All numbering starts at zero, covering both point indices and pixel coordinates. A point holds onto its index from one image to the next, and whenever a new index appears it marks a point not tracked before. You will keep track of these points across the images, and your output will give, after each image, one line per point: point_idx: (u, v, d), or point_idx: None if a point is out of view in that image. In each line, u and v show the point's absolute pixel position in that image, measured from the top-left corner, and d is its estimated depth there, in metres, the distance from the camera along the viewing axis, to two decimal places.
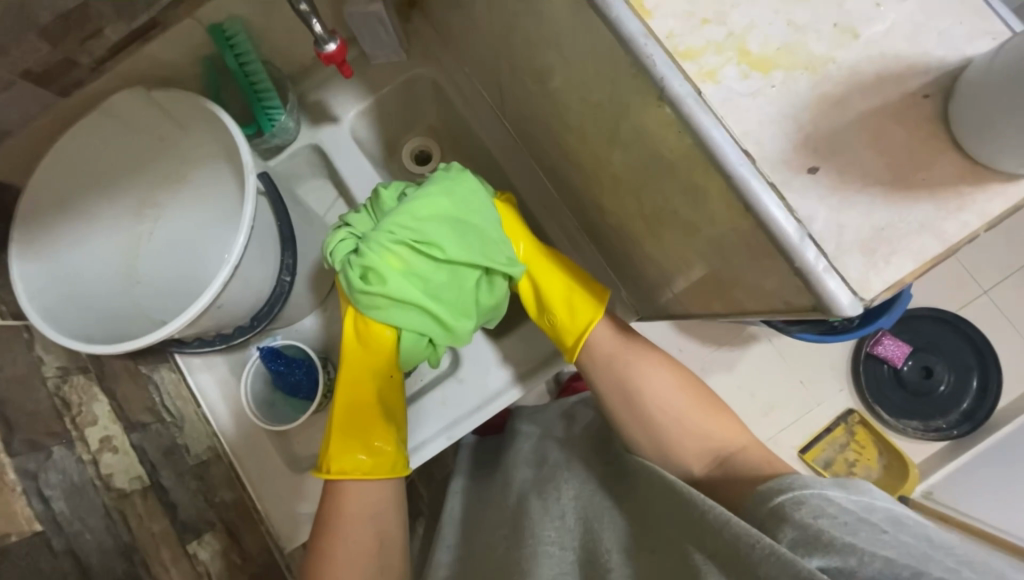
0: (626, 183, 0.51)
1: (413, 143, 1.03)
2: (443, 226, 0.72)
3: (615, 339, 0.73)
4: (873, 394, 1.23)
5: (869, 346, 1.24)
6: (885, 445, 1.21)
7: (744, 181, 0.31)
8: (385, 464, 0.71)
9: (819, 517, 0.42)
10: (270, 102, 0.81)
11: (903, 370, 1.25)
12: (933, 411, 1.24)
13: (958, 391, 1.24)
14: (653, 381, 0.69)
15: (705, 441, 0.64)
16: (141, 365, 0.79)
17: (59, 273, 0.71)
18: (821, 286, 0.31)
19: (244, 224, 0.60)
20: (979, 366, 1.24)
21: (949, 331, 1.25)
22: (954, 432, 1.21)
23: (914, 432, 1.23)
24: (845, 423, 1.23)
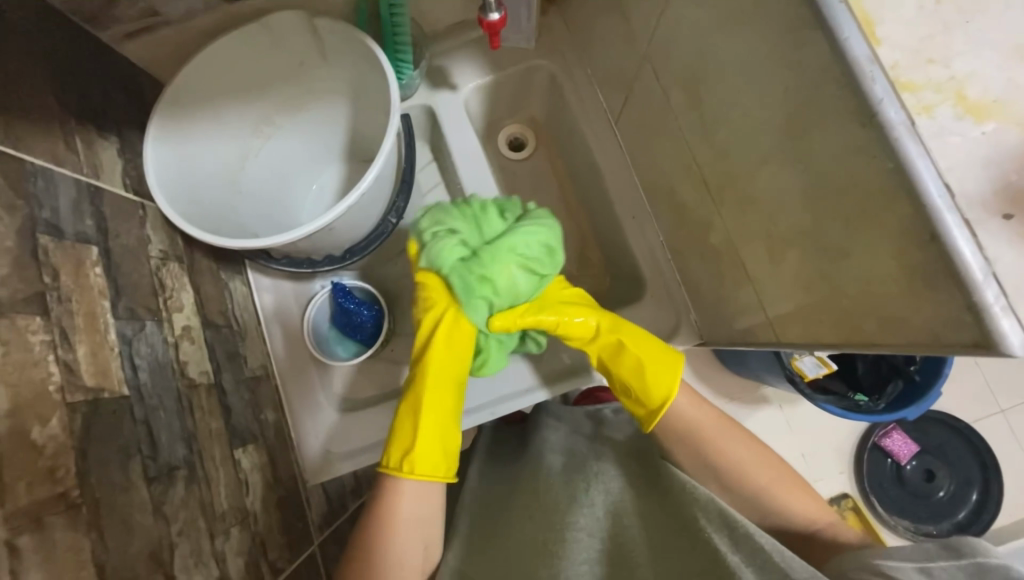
0: (761, 202, 0.54)
1: (511, 129, 1.07)
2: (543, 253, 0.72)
3: (705, 409, 0.68)
4: (870, 483, 1.24)
5: (878, 436, 1.24)
6: (871, 535, 1.20)
7: (939, 212, 0.34)
8: (440, 462, 0.65)
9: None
10: (405, 56, 0.85)
11: (906, 469, 1.25)
12: (926, 513, 1.24)
13: (956, 500, 1.24)
14: (741, 455, 0.66)
15: (790, 521, 0.63)
16: (222, 271, 0.82)
17: (181, 167, 0.74)
18: (996, 324, 0.33)
19: (380, 158, 0.63)
20: (980, 481, 1.24)
21: (957, 439, 1.26)
22: (942, 539, 1.20)
23: (904, 531, 1.22)
24: (837, 506, 1.22)
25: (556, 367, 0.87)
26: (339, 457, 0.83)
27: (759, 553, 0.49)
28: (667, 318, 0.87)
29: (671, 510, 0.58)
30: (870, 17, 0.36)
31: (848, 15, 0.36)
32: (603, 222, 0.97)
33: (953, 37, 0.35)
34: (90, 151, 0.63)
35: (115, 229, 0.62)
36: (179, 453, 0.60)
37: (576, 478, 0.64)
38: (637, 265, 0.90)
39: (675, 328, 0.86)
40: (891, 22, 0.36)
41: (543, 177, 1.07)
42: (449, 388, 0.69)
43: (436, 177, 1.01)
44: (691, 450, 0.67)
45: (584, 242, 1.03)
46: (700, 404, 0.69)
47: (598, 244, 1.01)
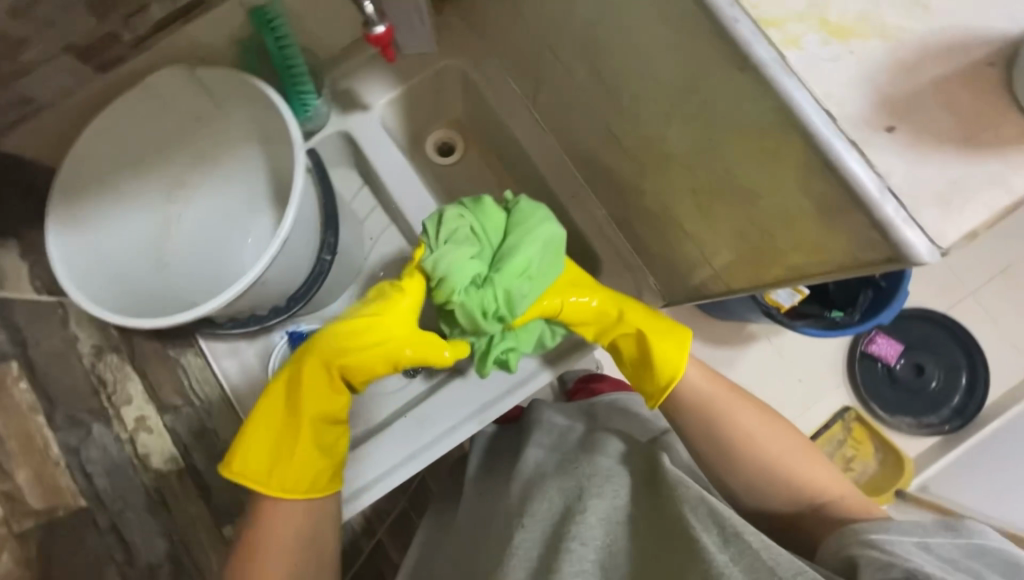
0: (677, 160, 0.54)
1: (437, 135, 1.05)
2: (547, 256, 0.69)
3: (714, 384, 0.69)
4: (867, 390, 1.28)
5: (863, 345, 1.28)
6: (880, 440, 1.26)
7: (827, 139, 0.34)
8: (310, 479, 0.62)
9: (914, 555, 0.46)
10: (305, 88, 0.80)
11: (896, 369, 1.29)
12: (926, 406, 1.29)
13: (948, 387, 1.28)
14: (755, 427, 0.66)
15: (804, 492, 0.63)
16: (169, 347, 0.72)
17: (89, 251, 0.70)
18: (901, 237, 0.33)
19: (294, 201, 0.61)
20: (967, 365, 1.28)
21: (936, 331, 1.30)
22: (946, 427, 1.26)
23: (908, 428, 1.27)
24: (843, 420, 1.26)
25: (537, 359, 0.85)
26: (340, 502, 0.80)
27: (749, 555, 0.47)
28: (629, 288, 0.87)
29: (656, 512, 0.55)
30: None
31: None
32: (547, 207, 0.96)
33: None
34: None
35: None
36: None
37: (569, 486, 0.60)
38: (587, 243, 0.90)
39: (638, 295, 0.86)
40: None
41: (481, 176, 1.05)
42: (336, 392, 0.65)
43: (372, 201, 0.99)
44: (702, 420, 0.67)
45: None
46: (711, 380, 0.69)
47: None
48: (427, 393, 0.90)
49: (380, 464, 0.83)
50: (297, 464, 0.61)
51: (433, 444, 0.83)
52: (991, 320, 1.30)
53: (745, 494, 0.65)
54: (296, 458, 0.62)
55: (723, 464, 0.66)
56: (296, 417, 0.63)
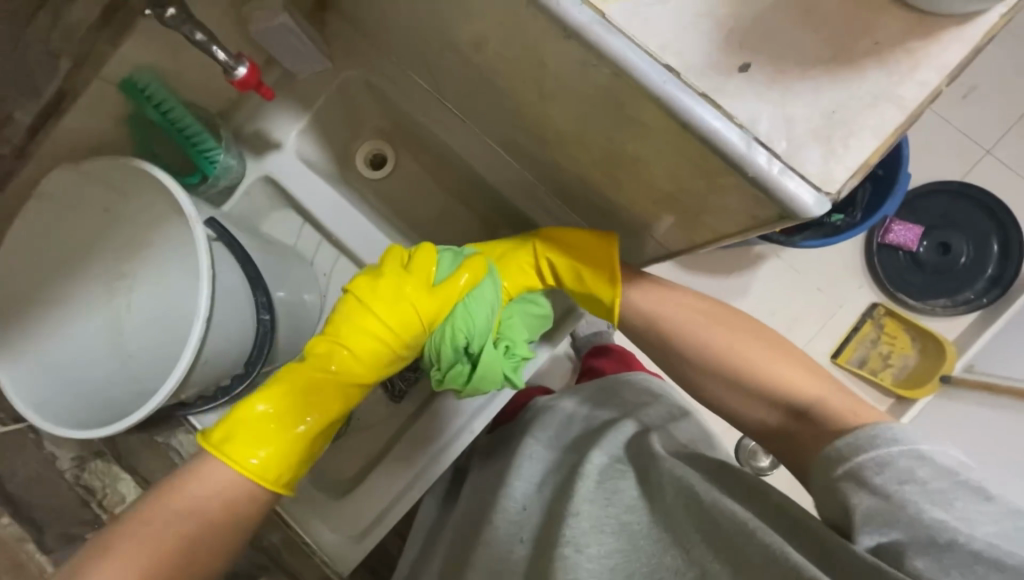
0: (568, 135, 0.49)
1: (366, 149, 1.01)
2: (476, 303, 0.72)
3: (675, 305, 0.67)
4: (893, 283, 1.19)
5: (880, 236, 1.19)
6: (917, 330, 1.18)
7: (671, 98, 0.29)
8: (280, 468, 0.60)
9: (906, 483, 0.39)
10: (207, 143, 0.79)
11: (920, 253, 1.19)
12: (960, 282, 1.19)
13: (980, 260, 1.18)
14: (721, 339, 0.63)
15: (781, 398, 0.56)
16: (157, 435, 0.76)
17: (48, 366, 0.71)
18: (781, 190, 0.28)
19: (203, 273, 0.59)
20: (997, 230, 1.18)
21: (957, 202, 1.19)
22: (984, 300, 1.16)
23: (944, 309, 1.18)
24: (872, 318, 1.19)
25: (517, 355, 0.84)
26: (361, 535, 0.82)
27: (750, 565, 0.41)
28: None
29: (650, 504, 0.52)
30: None
31: None
32: (491, 196, 0.92)
33: None
34: None
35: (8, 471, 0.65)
36: None
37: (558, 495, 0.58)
38: (537, 224, 0.86)
39: None
40: None
41: (420, 178, 1.02)
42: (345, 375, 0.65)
43: (317, 235, 0.96)
44: (666, 337, 0.66)
45: (489, 223, 0.98)
46: (670, 296, 0.68)
47: (500, 218, 0.96)
48: (415, 416, 0.91)
49: (388, 492, 0.84)
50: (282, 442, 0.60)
51: (439, 456, 0.84)
52: (1008, 181, 1.19)
53: (719, 404, 0.62)
54: (273, 427, 0.60)
55: (688, 369, 0.64)
56: (310, 382, 0.63)
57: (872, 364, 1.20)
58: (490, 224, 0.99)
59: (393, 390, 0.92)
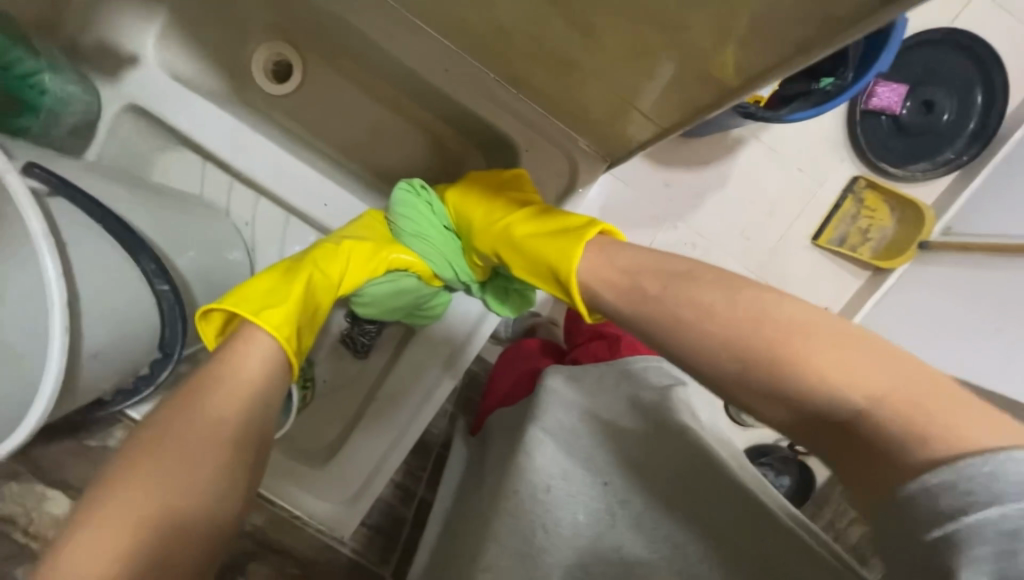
0: None
1: (263, 56, 0.79)
2: (431, 225, 0.70)
3: (666, 275, 0.46)
4: (875, 151, 1.07)
5: (862, 101, 1.05)
6: (897, 200, 1.08)
7: None
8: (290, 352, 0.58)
9: None
10: (23, 63, 0.59)
11: (903, 115, 1.07)
12: (940, 143, 1.07)
13: (961, 115, 1.05)
14: (732, 315, 0.40)
15: (837, 400, 0.34)
16: (90, 440, 0.69)
17: None
18: None
19: (40, 242, 0.43)
20: (981, 78, 1.04)
21: (940, 51, 1.05)
22: (966, 158, 1.04)
23: (924, 174, 1.06)
24: (852, 193, 1.09)
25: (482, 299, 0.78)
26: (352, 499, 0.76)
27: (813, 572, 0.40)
28: (561, 166, 0.70)
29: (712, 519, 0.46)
30: None
31: None
32: (431, 98, 0.74)
33: None
34: None
35: None
36: None
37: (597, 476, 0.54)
38: (493, 127, 0.70)
39: (574, 170, 0.70)
40: None
41: (337, 87, 0.81)
42: (341, 263, 0.65)
43: (223, 175, 0.77)
44: (651, 320, 0.45)
45: (436, 133, 0.81)
46: (654, 263, 0.48)
47: (448, 126, 0.79)
48: (388, 369, 0.82)
49: (371, 456, 0.77)
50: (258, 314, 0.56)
51: (418, 410, 0.76)
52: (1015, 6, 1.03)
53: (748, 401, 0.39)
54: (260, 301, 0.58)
55: (696, 353, 0.41)
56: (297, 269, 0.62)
57: (851, 241, 1.11)
58: (436, 134, 0.81)
59: (355, 345, 0.82)
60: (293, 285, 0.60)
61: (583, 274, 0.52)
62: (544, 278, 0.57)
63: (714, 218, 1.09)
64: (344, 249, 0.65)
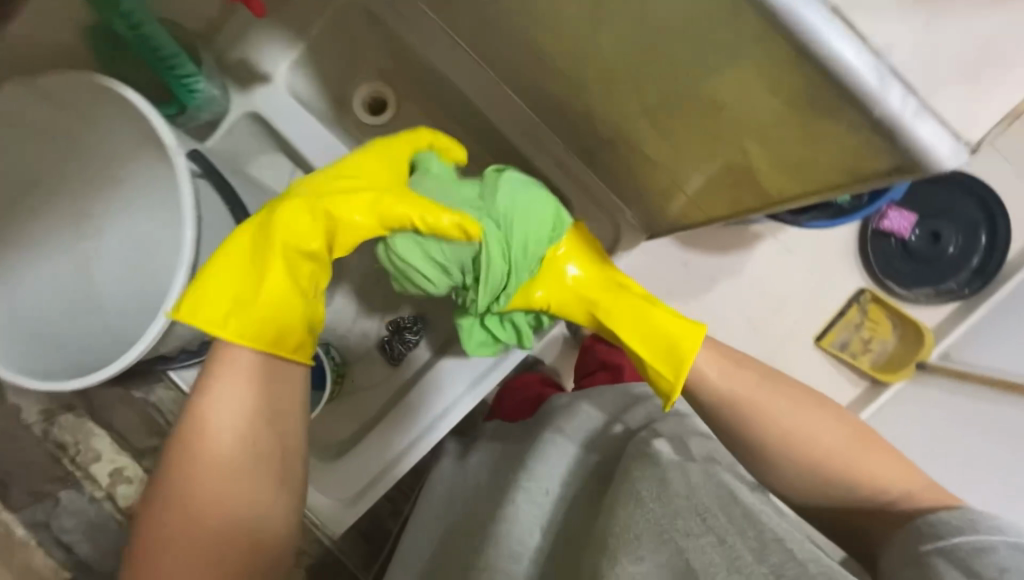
0: (618, 74, 0.43)
1: (364, 92, 0.89)
2: (532, 238, 0.59)
3: (745, 370, 0.55)
4: (882, 268, 1.17)
5: (873, 223, 1.17)
6: (899, 316, 1.17)
7: (799, 14, 0.24)
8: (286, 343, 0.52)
9: (1008, 571, 0.35)
10: (186, 68, 0.70)
11: (911, 241, 1.17)
12: (944, 273, 1.16)
13: (966, 251, 1.16)
14: (799, 422, 0.51)
15: (857, 483, 0.48)
16: (135, 391, 0.69)
17: (12, 315, 0.64)
18: (912, 137, 0.25)
19: (189, 215, 0.53)
20: (986, 222, 1.15)
21: (950, 191, 1.17)
22: (966, 291, 1.14)
23: (927, 299, 1.16)
24: (858, 303, 1.17)
25: None
26: (351, 500, 0.78)
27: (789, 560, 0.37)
28: (606, 229, 0.80)
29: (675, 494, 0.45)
30: None
31: None
32: (504, 152, 0.85)
33: None
34: None
35: None
36: None
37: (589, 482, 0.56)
38: (554, 187, 0.80)
39: (617, 236, 0.80)
40: None
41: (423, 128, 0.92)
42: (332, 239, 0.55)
43: None
44: (739, 420, 0.53)
45: None
46: (736, 360, 0.56)
47: None
48: (413, 380, 0.87)
49: (381, 458, 0.80)
50: (257, 302, 0.51)
51: (441, 418, 0.80)
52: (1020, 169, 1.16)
53: (800, 484, 0.50)
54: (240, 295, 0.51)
55: (769, 451, 0.51)
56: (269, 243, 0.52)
57: (853, 348, 1.18)
58: None
59: (391, 353, 0.88)
60: (287, 271, 0.52)
61: (699, 363, 0.56)
62: (650, 346, 0.58)
63: (727, 302, 1.18)
64: (352, 210, 0.54)
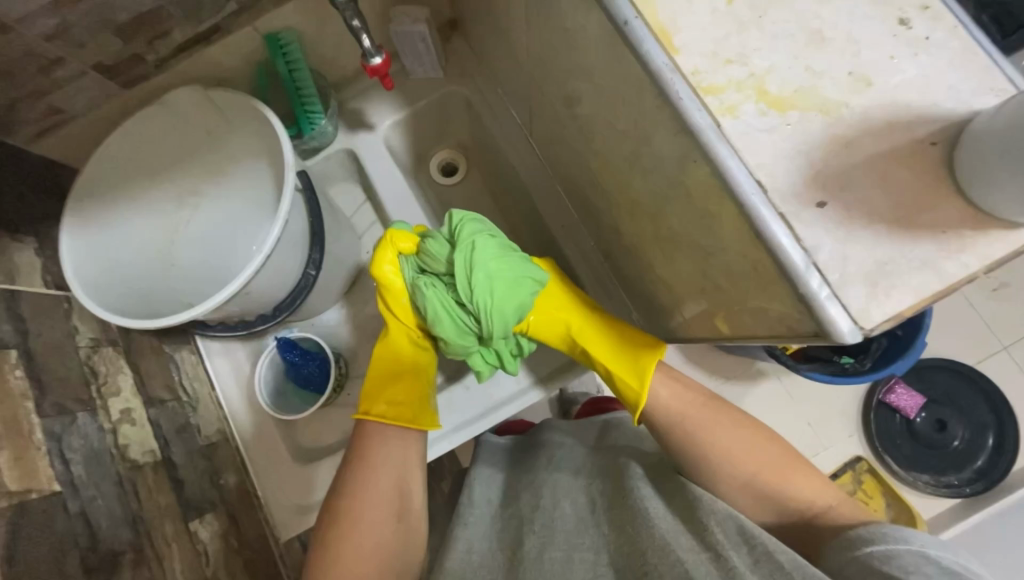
0: (643, 206, 0.55)
1: (441, 155, 1.06)
2: (502, 262, 0.72)
3: (694, 404, 0.69)
4: (883, 442, 1.17)
5: (882, 393, 1.18)
6: (893, 497, 1.14)
7: (755, 209, 0.34)
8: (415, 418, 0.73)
9: (909, 573, 0.44)
10: (314, 107, 0.88)
11: (916, 422, 1.18)
12: (946, 465, 1.17)
13: (972, 448, 1.17)
14: (735, 446, 0.66)
15: (787, 502, 0.62)
16: (166, 344, 0.84)
17: (107, 255, 0.77)
18: (823, 312, 0.32)
19: (280, 219, 0.66)
20: (995, 425, 1.17)
21: (963, 384, 1.18)
22: (967, 490, 1.14)
23: (926, 487, 1.15)
24: (853, 470, 1.17)
25: (525, 378, 0.84)
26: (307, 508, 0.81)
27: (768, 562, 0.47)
28: None
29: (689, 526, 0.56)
30: (665, 28, 0.37)
31: (644, 28, 0.37)
32: (541, 236, 0.97)
33: (747, 34, 0.36)
34: (5, 255, 0.69)
35: (37, 329, 0.66)
36: (125, 534, 0.63)
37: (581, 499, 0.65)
38: (576, 275, 0.91)
39: None
40: (686, 29, 0.37)
41: (480, 198, 1.06)
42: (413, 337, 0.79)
43: (372, 216, 1.00)
44: (692, 445, 0.66)
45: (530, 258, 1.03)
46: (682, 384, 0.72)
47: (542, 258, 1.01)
48: None
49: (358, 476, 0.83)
50: (390, 389, 0.74)
51: None
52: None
53: (747, 499, 0.64)
54: (378, 391, 0.74)
55: (716, 472, 0.65)
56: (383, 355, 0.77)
57: None
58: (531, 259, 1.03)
59: None
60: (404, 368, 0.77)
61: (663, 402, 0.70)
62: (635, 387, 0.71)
63: None
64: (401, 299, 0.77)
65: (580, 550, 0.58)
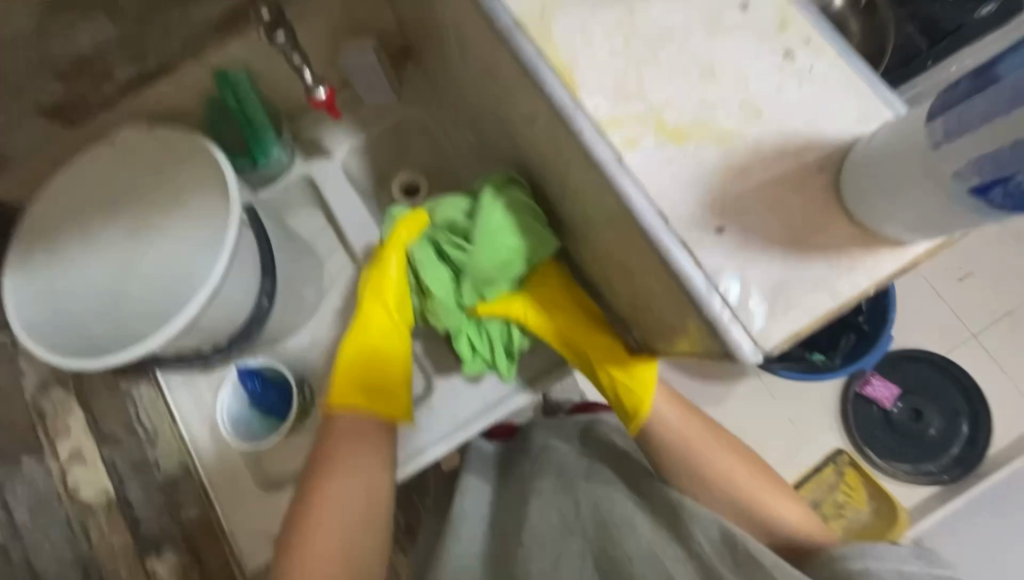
0: (580, 227, 0.56)
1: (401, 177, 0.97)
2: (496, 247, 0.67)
3: (694, 426, 0.70)
4: (863, 435, 1.19)
5: (857, 385, 1.20)
6: (875, 489, 1.16)
7: (658, 236, 0.35)
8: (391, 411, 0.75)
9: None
10: (266, 137, 0.87)
11: (893, 413, 1.20)
12: (925, 454, 1.19)
13: (948, 436, 1.19)
14: (723, 465, 0.68)
15: (776, 526, 0.64)
16: (121, 382, 0.82)
17: (57, 293, 0.76)
18: (726, 336, 0.33)
19: (226, 253, 0.66)
20: (968, 412, 1.19)
21: (936, 374, 1.21)
22: (946, 478, 1.16)
23: (905, 475, 1.17)
24: (834, 463, 1.18)
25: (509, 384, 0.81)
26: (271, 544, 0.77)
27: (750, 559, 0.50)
28: None
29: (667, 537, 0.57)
30: (567, 66, 0.38)
31: (547, 67, 0.38)
32: None
33: (645, 70, 0.38)
34: None
35: None
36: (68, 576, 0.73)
37: (565, 504, 0.66)
38: None
39: None
40: (587, 67, 0.38)
41: None
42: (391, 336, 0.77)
43: (334, 242, 0.96)
44: (681, 456, 0.68)
45: None
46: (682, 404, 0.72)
47: None
48: None
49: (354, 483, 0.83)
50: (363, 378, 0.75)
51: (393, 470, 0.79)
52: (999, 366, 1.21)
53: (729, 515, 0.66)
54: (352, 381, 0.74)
55: (701, 486, 0.67)
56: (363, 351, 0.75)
57: (825, 510, 1.16)
58: None
59: None
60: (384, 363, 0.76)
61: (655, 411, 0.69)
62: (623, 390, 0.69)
63: None
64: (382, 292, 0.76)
65: (570, 555, 0.60)
